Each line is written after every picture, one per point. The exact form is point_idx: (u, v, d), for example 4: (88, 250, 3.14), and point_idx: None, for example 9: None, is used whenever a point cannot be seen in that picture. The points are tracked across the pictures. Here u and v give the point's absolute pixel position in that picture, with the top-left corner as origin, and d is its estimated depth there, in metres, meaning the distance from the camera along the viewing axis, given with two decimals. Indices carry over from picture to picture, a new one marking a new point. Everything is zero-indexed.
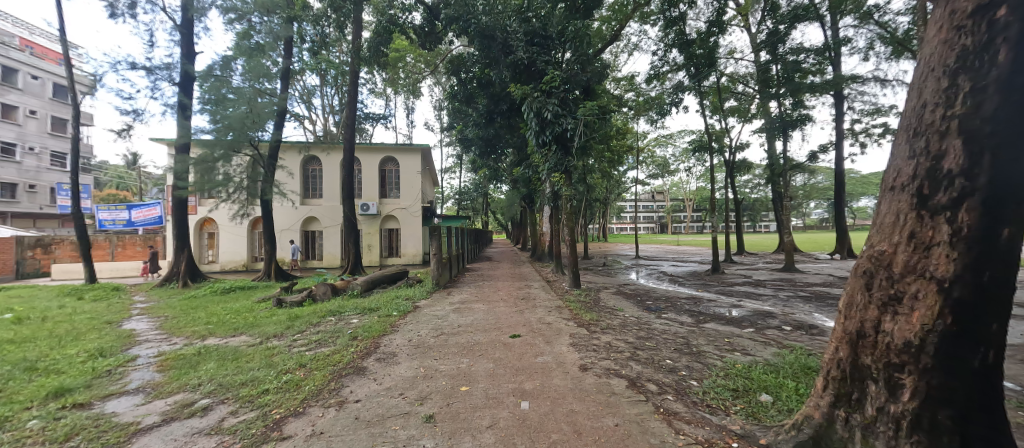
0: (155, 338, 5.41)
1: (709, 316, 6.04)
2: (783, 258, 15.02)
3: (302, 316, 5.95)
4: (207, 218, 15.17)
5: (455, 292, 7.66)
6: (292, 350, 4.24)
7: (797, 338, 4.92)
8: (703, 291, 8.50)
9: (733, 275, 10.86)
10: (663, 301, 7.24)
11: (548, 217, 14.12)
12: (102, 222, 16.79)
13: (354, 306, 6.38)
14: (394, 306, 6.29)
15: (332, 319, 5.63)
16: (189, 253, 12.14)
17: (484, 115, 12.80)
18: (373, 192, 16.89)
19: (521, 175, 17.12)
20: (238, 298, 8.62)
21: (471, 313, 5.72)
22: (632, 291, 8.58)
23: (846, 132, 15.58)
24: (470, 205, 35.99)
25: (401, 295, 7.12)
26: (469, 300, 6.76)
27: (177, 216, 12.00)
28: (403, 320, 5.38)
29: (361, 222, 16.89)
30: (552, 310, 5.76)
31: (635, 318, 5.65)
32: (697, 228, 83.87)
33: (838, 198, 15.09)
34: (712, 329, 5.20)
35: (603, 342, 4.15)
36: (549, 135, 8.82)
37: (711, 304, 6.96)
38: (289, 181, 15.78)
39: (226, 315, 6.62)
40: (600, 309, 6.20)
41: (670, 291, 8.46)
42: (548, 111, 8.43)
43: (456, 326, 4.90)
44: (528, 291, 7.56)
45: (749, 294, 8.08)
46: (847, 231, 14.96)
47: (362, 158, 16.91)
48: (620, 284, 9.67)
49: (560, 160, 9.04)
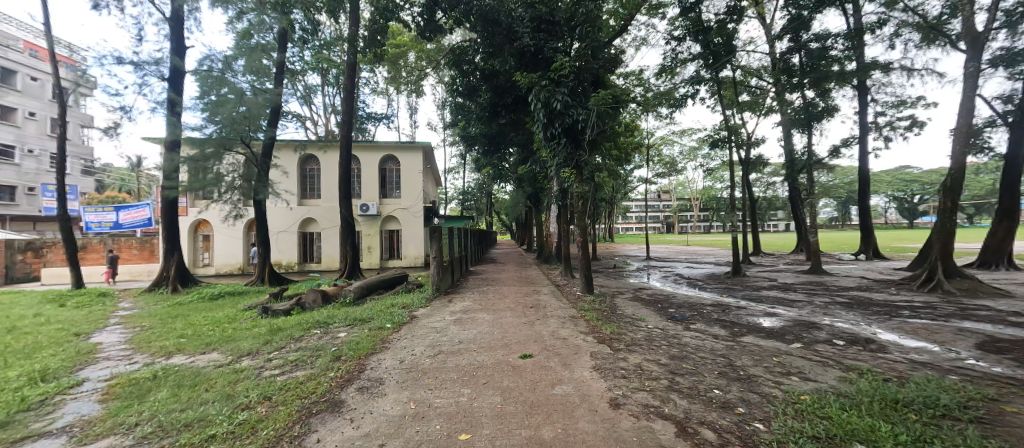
0: (118, 354, 4.80)
1: (743, 326, 5.33)
2: (805, 259, 14.20)
3: (285, 328, 5.30)
4: (203, 220, 14.75)
5: (457, 299, 7.00)
6: (262, 374, 3.58)
7: (858, 356, 4.18)
8: (728, 296, 7.80)
9: (756, 278, 10.11)
10: (687, 309, 6.53)
11: (556, 216, 13.40)
12: (93, 224, 16.29)
13: (344, 316, 5.73)
14: (388, 316, 5.63)
15: (316, 332, 4.98)
16: (178, 256, 11.57)
17: (488, 110, 12.18)
18: (372, 192, 16.28)
19: (527, 174, 16.47)
20: (224, 305, 8.03)
21: (474, 325, 5.05)
22: (650, 296, 7.89)
23: (870, 126, 14.78)
24: (474, 206, 35.44)
25: (397, 303, 6.49)
26: (472, 308, 6.09)
27: (167, 217, 11.46)
28: (397, 334, 4.72)
29: (360, 223, 16.30)
30: (566, 322, 5.07)
31: (661, 331, 4.95)
32: (704, 227, 82.73)
33: (863, 195, 14.24)
34: (753, 345, 4.48)
35: (633, 364, 3.45)
36: (558, 127, 8.13)
37: (741, 312, 6.24)
38: (286, 181, 15.25)
39: (205, 326, 6.02)
40: (619, 319, 5.50)
41: (692, 296, 7.75)
42: (557, 101, 7.73)
43: (457, 342, 4.22)
44: (536, 297, 6.89)
45: (780, 299, 7.37)
46: (873, 231, 14.12)
47: (362, 157, 16.32)
48: (635, 289, 8.98)
49: (570, 155, 8.34)
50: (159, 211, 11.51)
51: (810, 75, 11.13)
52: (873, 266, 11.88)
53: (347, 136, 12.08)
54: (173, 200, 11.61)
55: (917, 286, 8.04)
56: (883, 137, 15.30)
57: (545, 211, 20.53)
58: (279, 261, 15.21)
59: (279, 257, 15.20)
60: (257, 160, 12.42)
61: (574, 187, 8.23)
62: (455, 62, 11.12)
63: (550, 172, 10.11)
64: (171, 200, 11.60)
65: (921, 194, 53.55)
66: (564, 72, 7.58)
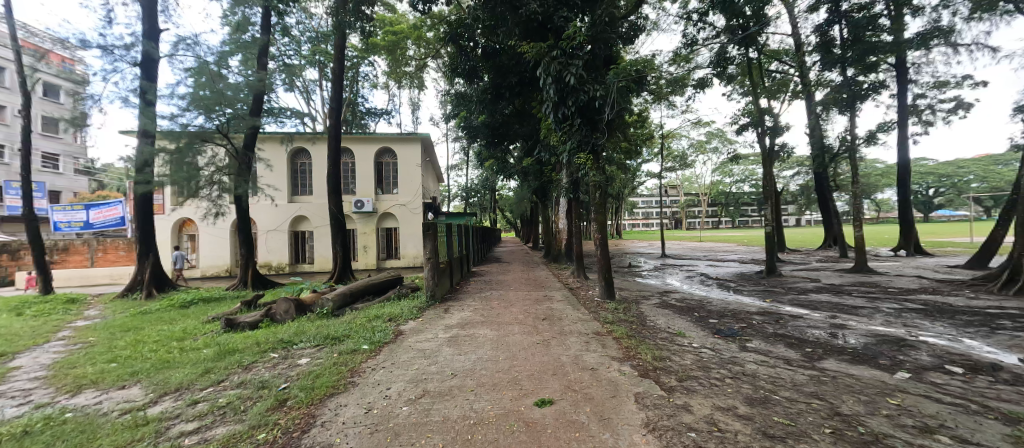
0: (21, 386, 3.78)
1: (816, 345, 4.18)
2: (839, 256, 12.97)
3: (238, 351, 4.25)
4: (188, 219, 13.90)
5: (455, 308, 5.91)
6: (168, 433, 2.50)
7: (1003, 393, 3.01)
8: (772, 301, 6.66)
9: (795, 278, 8.91)
10: (732, 318, 5.41)
11: (566, 212, 12.27)
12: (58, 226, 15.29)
13: (315, 334, 4.67)
14: (368, 333, 4.56)
15: (273, 357, 3.92)
16: (154, 258, 10.64)
17: (491, 94, 11.04)
18: (368, 187, 15.26)
19: (532, 166, 15.37)
20: (191, 315, 7.03)
21: (474, 346, 3.97)
22: (680, 301, 6.79)
23: (909, 109, 13.47)
24: (478, 203, 34.43)
25: (382, 315, 5.42)
26: (472, 320, 5.03)
27: (140, 215, 10.51)
28: (374, 360, 3.65)
29: (355, 221, 15.27)
30: (590, 342, 3.96)
31: (714, 355, 3.83)
32: (712, 223, 81.24)
33: (903, 185, 12.93)
34: (847, 377, 3.31)
35: (705, 419, 2.32)
36: (571, 106, 6.96)
37: (801, 324, 5.09)
38: (275, 176, 14.25)
39: (151, 345, 4.99)
40: (654, 337, 4.39)
41: (730, 302, 6.59)
42: (570, 74, 6.58)
43: (449, 376, 3.13)
44: (549, 305, 5.79)
45: (838, 305, 6.19)
46: (914, 224, 12.85)
47: (355, 149, 15.23)
48: (659, 292, 7.81)
49: (584, 139, 7.16)
50: (132, 209, 10.56)
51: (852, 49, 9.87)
52: (921, 263, 10.65)
53: (335, 124, 11.02)
54: (147, 196, 10.61)
55: (997, 289, 6.76)
56: (922, 122, 13.95)
57: (553, 207, 19.42)
58: (268, 262, 14.25)
59: (268, 258, 14.24)
60: (239, 153, 11.43)
61: (590, 175, 7.02)
62: (452, 38, 9.94)
63: (560, 159, 8.94)
64: (145, 195, 10.67)
65: (937, 187, 51.71)
66: (579, 38, 6.39)
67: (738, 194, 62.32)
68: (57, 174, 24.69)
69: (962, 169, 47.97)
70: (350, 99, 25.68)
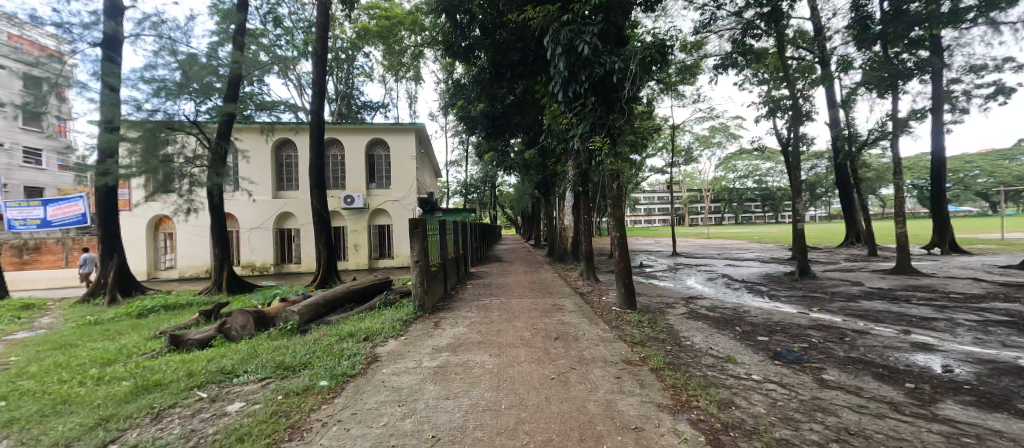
0: None
1: (916, 378, 3.18)
2: (868, 255, 11.95)
3: (161, 387, 3.26)
4: (164, 217, 12.96)
5: (447, 322, 4.91)
6: None
7: None
8: (819, 310, 5.69)
9: (832, 281, 7.91)
10: (786, 336, 4.43)
11: (572, 207, 11.28)
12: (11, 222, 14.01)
13: (268, 360, 3.69)
14: (334, 359, 3.59)
15: (200, 399, 2.94)
16: (119, 259, 9.70)
17: (491, 75, 10.00)
18: (358, 181, 14.26)
19: (534, 159, 14.35)
20: (142, 327, 6.06)
21: (466, 382, 2.97)
22: (712, 310, 5.81)
23: (944, 95, 12.39)
24: (478, 200, 33.45)
25: (358, 332, 4.44)
26: (466, 340, 4.05)
27: (103, 211, 9.54)
28: (328, 407, 2.67)
29: (345, 218, 14.27)
30: (622, 376, 2.97)
31: (790, 398, 2.82)
32: (714, 220, 80.27)
33: (938, 179, 11.84)
34: (1003, 438, 2.29)
35: None
36: (585, 82, 5.92)
37: (875, 344, 4.09)
38: (257, 170, 13.21)
39: (68, 371, 4.02)
40: (699, 366, 3.41)
41: (771, 311, 5.60)
42: (583, 42, 5.60)
43: (426, 443, 2.12)
44: (560, 318, 4.79)
45: (903, 316, 5.20)
46: (949, 220, 11.87)
47: (344, 140, 14.21)
48: (684, 297, 6.82)
49: (598, 120, 6.12)
50: (93, 205, 9.57)
51: (895, 23, 8.77)
52: (965, 262, 9.64)
53: (317, 110, 9.96)
54: (110, 190, 9.62)
55: None
56: (956, 110, 12.84)
57: (556, 202, 18.34)
58: (251, 263, 13.28)
59: (251, 258, 13.27)
60: (214, 143, 10.41)
61: (605, 162, 5.98)
62: (447, 12, 8.88)
63: (568, 146, 7.88)
64: (108, 190, 9.68)
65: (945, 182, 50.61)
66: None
67: (742, 190, 61.12)
68: (40, 170, 23.45)
69: (970, 164, 47.01)
70: (343, 91, 24.53)
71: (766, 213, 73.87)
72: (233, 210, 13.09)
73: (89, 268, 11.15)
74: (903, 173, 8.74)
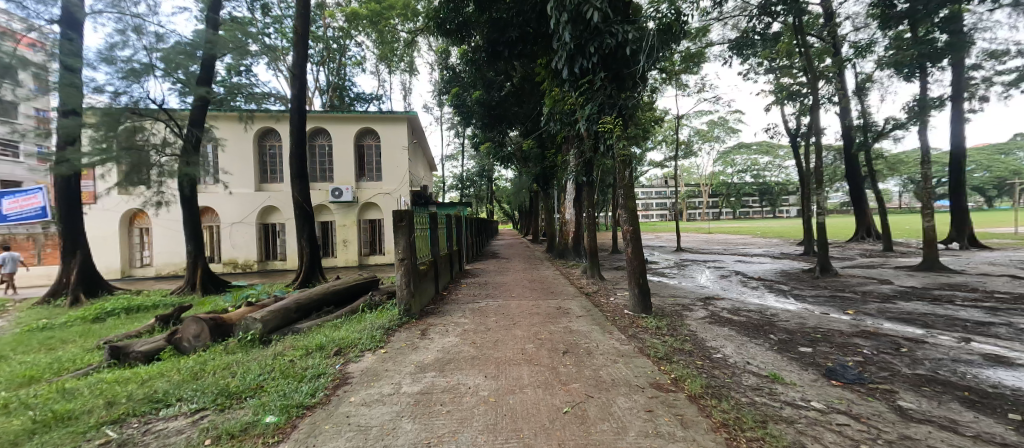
0: None
1: (1020, 406, 2.54)
2: (883, 250, 11.39)
3: (64, 422, 2.55)
4: (139, 211, 12.22)
5: (435, 330, 4.23)
6: None
7: None
8: (856, 314, 5.07)
9: (857, 279, 7.30)
10: (832, 347, 3.78)
11: (574, 200, 10.63)
12: None
13: (212, 382, 2.99)
14: (293, 382, 2.90)
15: (103, 444, 2.23)
16: (83, 256, 8.93)
17: (488, 56, 9.27)
18: (347, 173, 13.49)
19: (533, 149, 13.65)
20: (90, 334, 5.34)
21: (452, 419, 2.28)
22: (735, 313, 5.18)
23: (966, 81, 11.78)
24: (474, 194, 32.75)
25: (330, 344, 3.75)
26: (459, 355, 3.38)
27: (63, 204, 8.74)
28: None
29: (333, 212, 13.50)
30: (656, 409, 2.30)
31: (875, 439, 2.16)
32: (711, 214, 79.96)
33: (957, 171, 11.26)
34: None
35: None
36: (593, 55, 5.23)
37: (942, 358, 3.45)
38: (238, 161, 12.41)
39: None
40: (746, 391, 2.75)
41: (803, 315, 4.96)
42: (593, 7, 4.86)
43: None
44: (567, 326, 4.13)
45: (954, 321, 4.58)
46: (967, 214, 11.38)
47: (332, 129, 13.39)
48: (699, 298, 6.20)
49: (609, 99, 5.43)
50: (53, 197, 8.76)
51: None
52: (989, 258, 9.09)
53: (298, 96, 9.15)
54: (70, 181, 8.80)
55: None
56: (976, 98, 12.25)
57: (555, 196, 17.66)
58: (233, 260, 12.52)
59: (233, 254, 12.51)
60: (186, 131, 9.56)
61: (616, 146, 5.27)
62: None
63: (571, 131, 7.18)
64: (68, 180, 8.85)
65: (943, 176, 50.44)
66: None
67: (740, 185, 60.69)
68: (16, 163, 22.35)
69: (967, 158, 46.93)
70: (335, 82, 23.55)
71: (763, 209, 73.60)
72: (212, 203, 12.32)
73: (12, 268, 10.49)
74: (931, 163, 8.12)
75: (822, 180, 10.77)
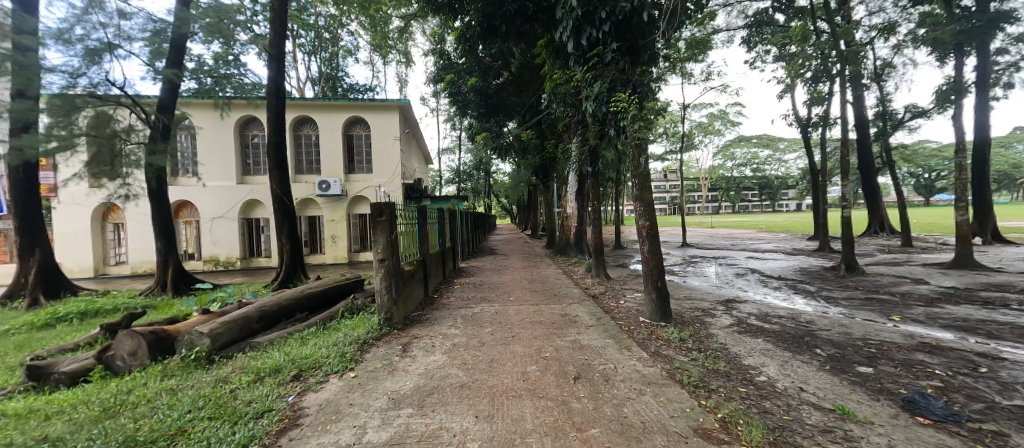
0: None
1: None
2: (903, 246, 10.79)
3: None
4: (112, 206, 11.44)
5: (419, 345, 3.56)
6: None
7: None
8: (903, 320, 4.43)
9: (887, 279, 6.68)
10: (895, 366, 3.13)
11: (577, 193, 9.95)
12: None
13: (122, 423, 2.29)
14: (223, 426, 2.20)
15: None
16: (42, 254, 8.20)
17: (483, 33, 8.44)
18: (336, 164, 12.75)
19: (532, 139, 12.90)
20: (27, 346, 4.66)
21: None
22: (764, 320, 4.55)
23: (993, 66, 11.06)
24: (472, 188, 32.05)
25: (290, 365, 3.08)
26: (444, 382, 2.72)
27: (19, 197, 7.99)
28: None
29: (321, 206, 12.79)
30: None
31: None
32: (711, 208, 79.37)
33: (981, 163, 10.58)
34: None
35: None
36: (604, 22, 4.48)
37: None
38: (218, 152, 11.65)
39: None
40: (817, 437, 2.09)
41: (844, 323, 4.34)
42: None
43: None
44: (575, 341, 3.48)
45: (1022, 330, 3.94)
46: (991, 208, 10.80)
47: (319, 118, 12.60)
48: (719, 301, 5.58)
49: (620, 75, 4.72)
50: (8, 189, 8.01)
51: None
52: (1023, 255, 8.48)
53: (276, 79, 8.36)
54: (26, 172, 8.04)
55: None
56: (1001, 85, 11.57)
57: (555, 190, 16.95)
58: (214, 257, 11.79)
59: (214, 251, 11.78)
60: (154, 117, 8.75)
61: (631, 128, 4.55)
62: None
63: (577, 114, 6.46)
64: (25, 171, 8.09)
65: None
66: None
67: (739, 178, 60.03)
68: None
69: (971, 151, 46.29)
70: (327, 72, 22.69)
71: (762, 203, 72.95)
72: (190, 197, 11.58)
73: None
74: (966, 152, 7.42)
75: (847, 165, 9.22)
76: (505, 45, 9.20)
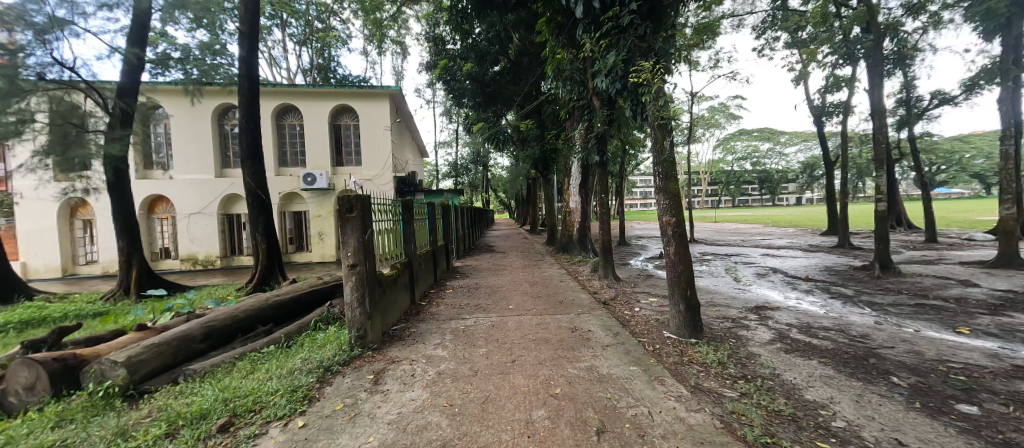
0: None
1: None
2: (929, 243, 10.10)
3: None
4: (81, 201, 10.66)
5: (394, 375, 2.84)
6: None
7: None
8: (974, 334, 3.74)
9: (931, 280, 5.97)
10: (1006, 404, 2.42)
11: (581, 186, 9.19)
12: None
13: None
14: None
15: None
16: None
17: (478, 8, 7.60)
18: (322, 156, 11.94)
19: (532, 128, 12.08)
20: None
21: None
22: (810, 334, 3.85)
23: None
24: (469, 183, 31.17)
25: (222, 407, 2.36)
26: (420, 437, 1.99)
27: None
28: None
29: (307, 201, 12.01)
30: None
31: None
32: (711, 202, 78.58)
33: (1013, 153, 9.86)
34: None
35: None
36: None
37: None
38: (194, 143, 10.82)
39: None
40: None
41: (907, 338, 3.63)
42: None
43: None
44: (591, 368, 2.76)
45: None
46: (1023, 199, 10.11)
47: (303, 106, 11.76)
48: (750, 308, 4.88)
49: (639, 44, 3.95)
50: None
51: None
52: None
53: (248, 60, 7.53)
54: None
55: None
56: None
57: (556, 184, 16.17)
58: (192, 255, 11.01)
59: (191, 249, 11.00)
60: (114, 102, 7.92)
61: (654, 106, 3.80)
62: None
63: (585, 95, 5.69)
64: None
65: None
66: None
67: (740, 172, 59.30)
68: None
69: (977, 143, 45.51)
70: (317, 61, 21.70)
71: (762, 197, 72.37)
72: (164, 191, 10.77)
73: None
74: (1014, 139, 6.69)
75: (875, 155, 8.47)
76: (502, 22, 8.33)
